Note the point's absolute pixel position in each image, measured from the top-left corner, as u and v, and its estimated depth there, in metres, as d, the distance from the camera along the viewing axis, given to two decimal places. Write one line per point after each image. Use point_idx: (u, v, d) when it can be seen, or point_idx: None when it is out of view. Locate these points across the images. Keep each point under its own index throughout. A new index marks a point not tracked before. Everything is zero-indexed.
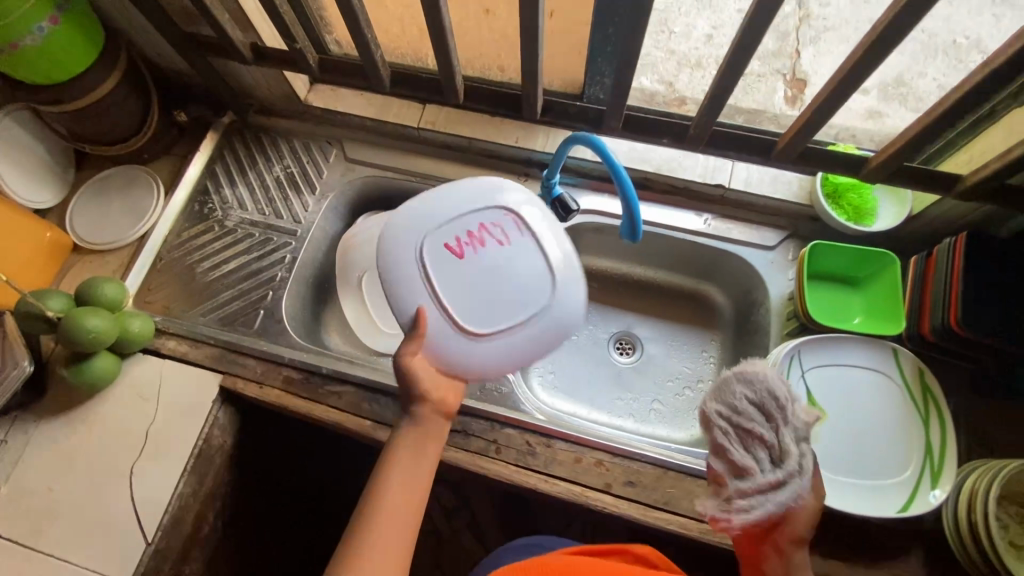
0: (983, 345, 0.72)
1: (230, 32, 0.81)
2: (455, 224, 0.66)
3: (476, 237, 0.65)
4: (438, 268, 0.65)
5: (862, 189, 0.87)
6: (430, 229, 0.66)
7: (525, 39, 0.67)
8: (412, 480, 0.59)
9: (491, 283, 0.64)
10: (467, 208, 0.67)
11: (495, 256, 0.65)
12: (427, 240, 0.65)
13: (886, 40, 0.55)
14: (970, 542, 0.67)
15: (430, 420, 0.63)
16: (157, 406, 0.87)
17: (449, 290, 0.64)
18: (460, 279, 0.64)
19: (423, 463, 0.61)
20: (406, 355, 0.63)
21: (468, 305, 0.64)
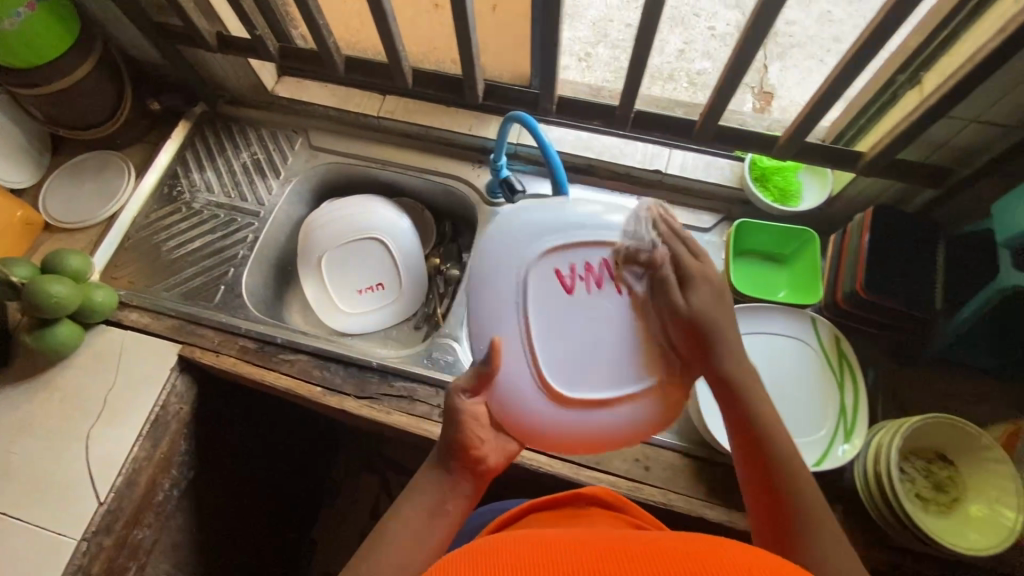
0: (884, 309, 0.78)
1: (195, 19, 0.87)
2: (576, 254, 0.64)
3: (594, 275, 0.63)
4: (542, 296, 0.63)
5: (786, 173, 0.93)
6: (547, 251, 0.64)
7: (457, 24, 0.74)
8: (426, 541, 0.54)
9: (595, 326, 0.63)
10: (597, 242, 0.64)
11: (605, 303, 0.63)
12: (541, 262, 0.63)
13: (772, 20, 0.62)
14: (876, 494, 0.72)
15: (466, 477, 0.58)
16: (117, 373, 0.91)
17: (552, 331, 0.63)
18: (568, 314, 0.63)
19: (442, 522, 0.56)
20: (467, 393, 0.59)
21: (564, 346, 0.63)
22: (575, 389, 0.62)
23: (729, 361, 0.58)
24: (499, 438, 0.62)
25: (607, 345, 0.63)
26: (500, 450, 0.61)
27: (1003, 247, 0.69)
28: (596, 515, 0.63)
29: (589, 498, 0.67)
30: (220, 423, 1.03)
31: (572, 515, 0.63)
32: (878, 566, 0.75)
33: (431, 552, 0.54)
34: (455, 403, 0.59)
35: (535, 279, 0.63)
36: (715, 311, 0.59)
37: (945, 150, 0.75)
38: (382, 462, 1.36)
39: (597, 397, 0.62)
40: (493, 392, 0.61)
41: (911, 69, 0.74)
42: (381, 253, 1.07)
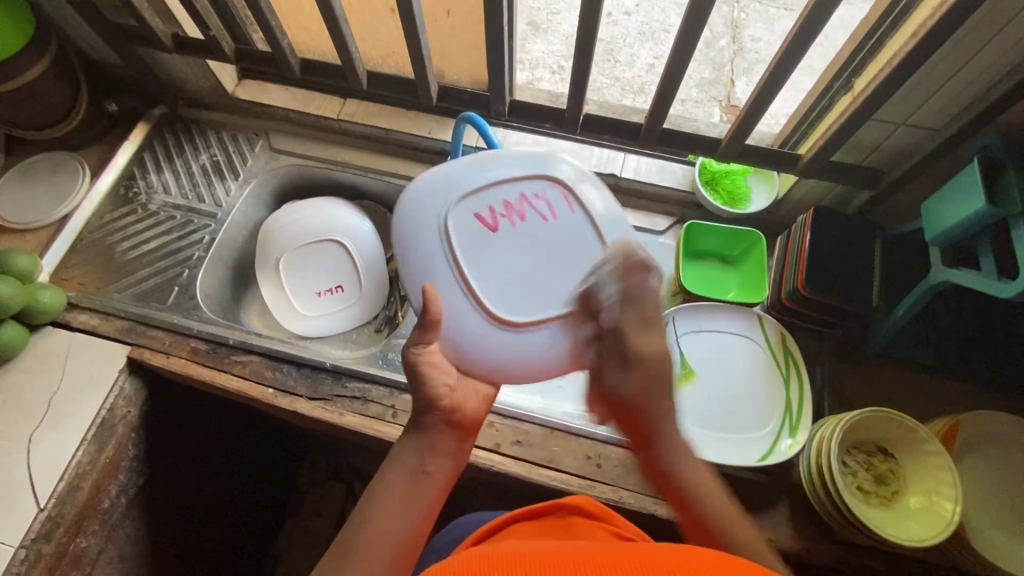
0: (826, 305, 0.80)
1: (149, 20, 0.88)
2: (493, 197, 0.72)
3: (514, 210, 0.72)
4: (472, 235, 0.70)
5: (735, 176, 0.95)
6: (466, 196, 0.71)
7: (407, 26, 0.76)
8: (416, 503, 0.55)
9: (522, 251, 0.70)
10: (508, 181, 0.73)
11: (532, 227, 0.71)
12: (460, 209, 0.71)
13: (704, 25, 0.65)
14: (819, 488, 0.72)
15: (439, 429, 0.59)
16: (62, 375, 0.89)
17: (481, 261, 0.70)
18: (493, 249, 0.70)
19: (428, 484, 0.57)
20: (418, 345, 0.61)
21: (489, 266, 0.70)
22: (511, 311, 0.69)
23: (666, 446, 0.57)
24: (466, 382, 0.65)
25: (536, 270, 0.70)
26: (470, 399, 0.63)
27: (934, 245, 0.71)
28: (582, 528, 0.63)
29: (573, 508, 0.67)
30: (173, 428, 1.00)
31: (556, 528, 0.63)
32: (825, 560, 0.76)
33: (420, 514, 0.55)
34: (411, 356, 0.61)
35: (456, 223, 0.70)
36: (647, 376, 0.57)
37: (878, 153, 0.78)
38: (348, 470, 1.33)
39: (533, 315, 0.69)
40: (444, 338, 0.67)
41: (844, 76, 0.77)
42: (341, 256, 1.07)
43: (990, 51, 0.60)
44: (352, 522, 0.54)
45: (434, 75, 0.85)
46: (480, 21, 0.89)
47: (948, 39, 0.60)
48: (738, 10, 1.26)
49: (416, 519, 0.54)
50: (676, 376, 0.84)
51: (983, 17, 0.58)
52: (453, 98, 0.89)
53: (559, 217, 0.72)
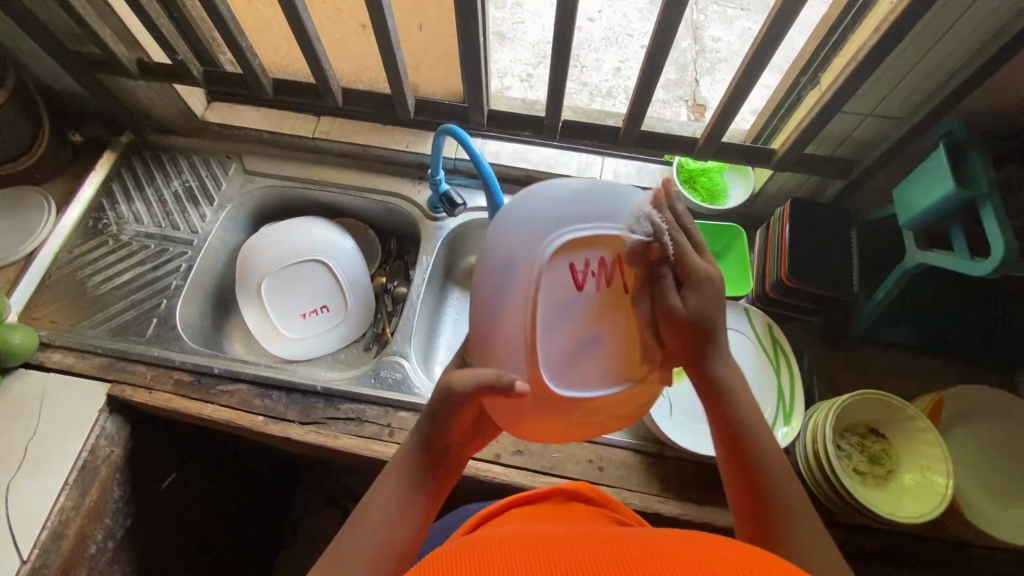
0: (809, 294, 0.82)
1: (113, 47, 0.87)
2: (586, 244, 0.51)
3: (607, 272, 0.52)
4: (548, 287, 0.51)
5: (711, 174, 0.97)
6: (563, 245, 0.51)
7: (380, 41, 0.76)
8: (408, 521, 0.54)
9: (572, 317, 0.51)
10: (604, 235, 0.51)
11: (608, 301, 0.52)
12: (553, 260, 0.51)
13: (674, 30, 0.66)
14: (817, 472, 0.74)
15: (438, 457, 0.58)
16: (39, 419, 0.84)
17: (552, 322, 0.51)
18: (578, 315, 0.51)
19: (425, 490, 0.56)
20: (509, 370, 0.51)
21: (557, 353, 0.52)
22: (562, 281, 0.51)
23: (721, 364, 0.57)
24: (477, 426, 0.61)
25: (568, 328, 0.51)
26: (476, 426, 0.61)
27: (907, 229, 0.74)
28: (575, 511, 0.62)
29: (571, 493, 0.66)
30: (161, 464, 0.96)
31: (548, 510, 0.62)
32: (830, 545, 0.78)
33: (422, 516, 0.55)
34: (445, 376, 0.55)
35: (546, 279, 0.51)
36: (705, 297, 0.55)
37: (847, 144, 0.81)
38: (341, 493, 1.29)
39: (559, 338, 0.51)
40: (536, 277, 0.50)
41: (810, 72, 0.80)
42: (324, 275, 1.05)
43: (944, 44, 0.64)
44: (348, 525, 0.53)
45: (410, 89, 0.85)
46: (451, 32, 0.89)
47: (911, 30, 0.63)
48: (697, 12, 1.27)
49: (412, 529, 0.54)
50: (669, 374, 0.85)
51: (941, 7, 0.60)
52: (430, 111, 0.88)
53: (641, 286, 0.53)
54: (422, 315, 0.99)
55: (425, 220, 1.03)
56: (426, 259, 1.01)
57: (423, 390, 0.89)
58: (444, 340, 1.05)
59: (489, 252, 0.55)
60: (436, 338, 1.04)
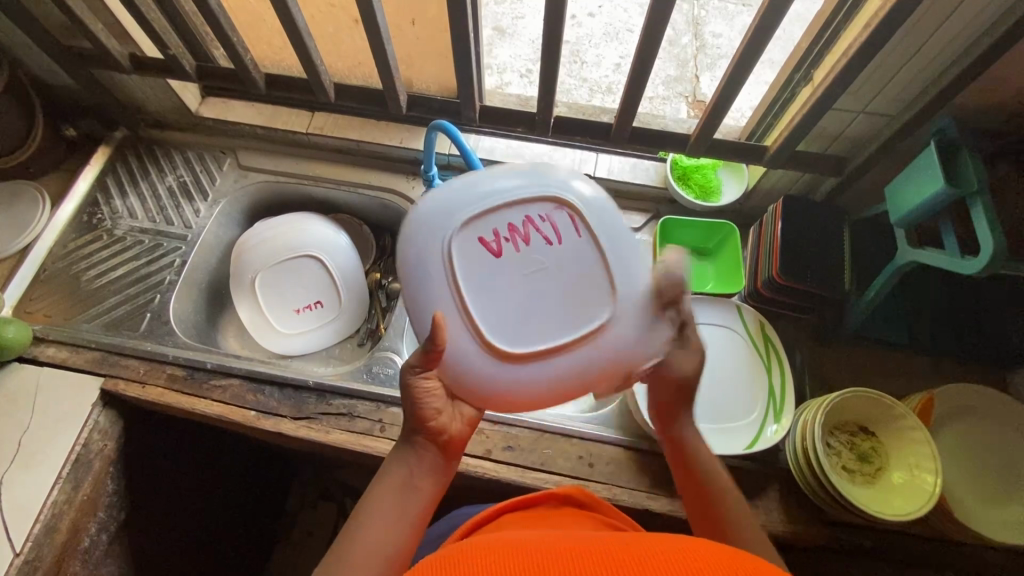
0: (801, 292, 0.82)
1: (105, 41, 0.86)
2: (497, 217, 0.61)
3: (518, 234, 0.61)
4: (469, 259, 0.60)
5: (705, 170, 0.97)
6: (468, 219, 0.60)
7: (371, 37, 0.76)
8: (404, 518, 0.55)
9: (501, 282, 0.60)
10: (510, 202, 0.61)
11: (537, 257, 0.60)
12: (463, 231, 0.60)
13: (665, 26, 0.66)
14: (805, 470, 0.74)
15: (422, 458, 0.59)
16: (33, 412, 0.85)
17: (481, 290, 0.60)
18: (498, 279, 0.60)
19: (414, 494, 0.57)
20: (417, 370, 0.58)
21: (494, 317, 0.59)
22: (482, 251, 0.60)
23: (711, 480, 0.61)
24: (454, 407, 0.61)
25: (501, 294, 0.60)
26: (458, 420, 0.61)
27: (900, 227, 0.74)
28: (571, 516, 0.64)
29: (563, 497, 0.68)
30: (154, 458, 0.97)
31: (544, 515, 0.63)
32: (819, 542, 0.78)
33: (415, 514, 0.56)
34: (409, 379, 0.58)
35: (461, 250, 0.60)
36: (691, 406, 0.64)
37: (840, 141, 0.80)
38: (337, 488, 1.29)
39: (492, 306, 0.59)
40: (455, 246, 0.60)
41: (803, 69, 0.79)
42: (318, 270, 1.05)
43: (936, 39, 0.63)
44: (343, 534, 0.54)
45: (401, 84, 0.85)
46: (445, 27, 0.88)
47: (902, 27, 0.62)
48: (699, 8, 1.25)
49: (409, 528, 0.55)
50: None
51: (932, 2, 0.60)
52: (423, 107, 0.88)
53: (565, 243, 0.61)
54: None
55: None
56: None
57: None
58: None
59: (402, 251, 0.61)
60: None
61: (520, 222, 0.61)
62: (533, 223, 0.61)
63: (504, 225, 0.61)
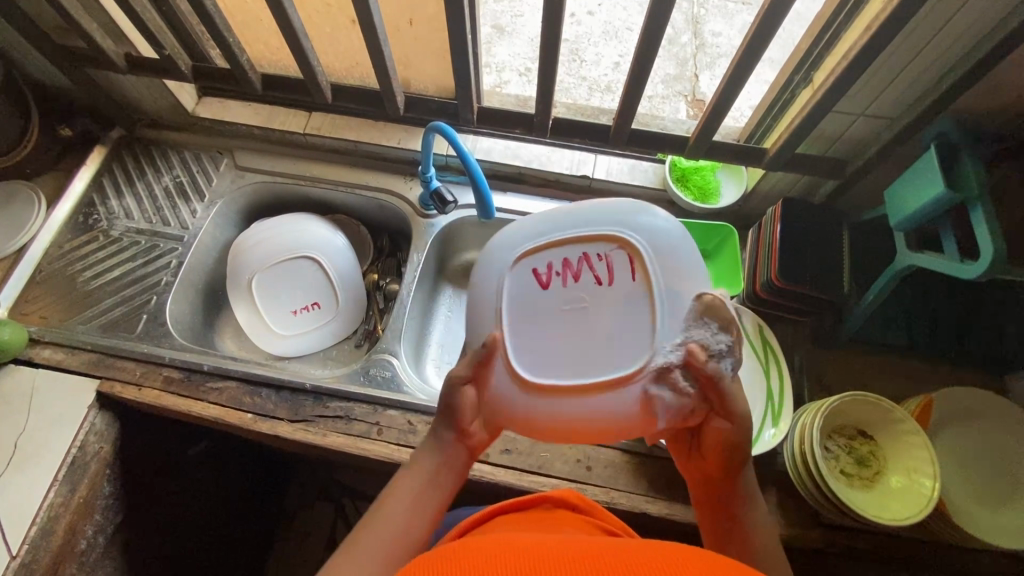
0: (799, 295, 0.82)
1: (100, 41, 0.86)
2: (552, 252, 0.61)
3: (571, 270, 0.60)
4: (519, 290, 0.60)
5: (704, 172, 0.96)
6: (524, 252, 0.61)
7: (368, 39, 0.76)
8: (423, 515, 0.56)
9: (546, 317, 0.59)
10: (575, 237, 0.61)
11: (586, 295, 0.59)
12: (518, 264, 0.61)
13: (664, 27, 0.65)
14: (804, 474, 0.74)
15: (450, 464, 0.60)
16: (28, 414, 0.85)
17: (525, 324, 0.59)
18: (545, 313, 0.59)
19: (437, 492, 0.58)
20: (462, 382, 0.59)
21: (532, 354, 0.59)
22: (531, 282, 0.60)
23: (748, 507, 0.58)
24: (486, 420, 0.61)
25: (544, 327, 0.59)
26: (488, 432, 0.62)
27: (899, 230, 0.73)
28: (563, 517, 0.63)
29: (556, 500, 0.67)
30: (151, 459, 0.97)
31: (536, 517, 0.62)
32: (816, 545, 0.78)
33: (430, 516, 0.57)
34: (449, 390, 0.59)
35: (512, 282, 0.61)
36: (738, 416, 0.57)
37: (840, 144, 0.80)
38: (336, 487, 1.29)
39: (535, 339, 0.59)
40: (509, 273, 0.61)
41: (803, 71, 0.79)
42: (315, 272, 1.05)
43: (935, 42, 0.63)
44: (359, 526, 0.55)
45: (399, 86, 0.85)
46: (442, 27, 0.88)
47: (902, 31, 0.62)
48: (698, 6, 1.25)
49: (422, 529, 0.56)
50: None
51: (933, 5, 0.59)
52: (420, 108, 0.88)
53: (615, 287, 0.59)
54: (413, 313, 0.99)
55: (416, 217, 1.02)
56: (417, 256, 1.00)
57: (412, 389, 0.89)
58: (435, 337, 1.05)
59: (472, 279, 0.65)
60: (427, 335, 1.04)
61: (577, 257, 0.60)
62: (590, 262, 0.60)
63: (558, 261, 0.60)
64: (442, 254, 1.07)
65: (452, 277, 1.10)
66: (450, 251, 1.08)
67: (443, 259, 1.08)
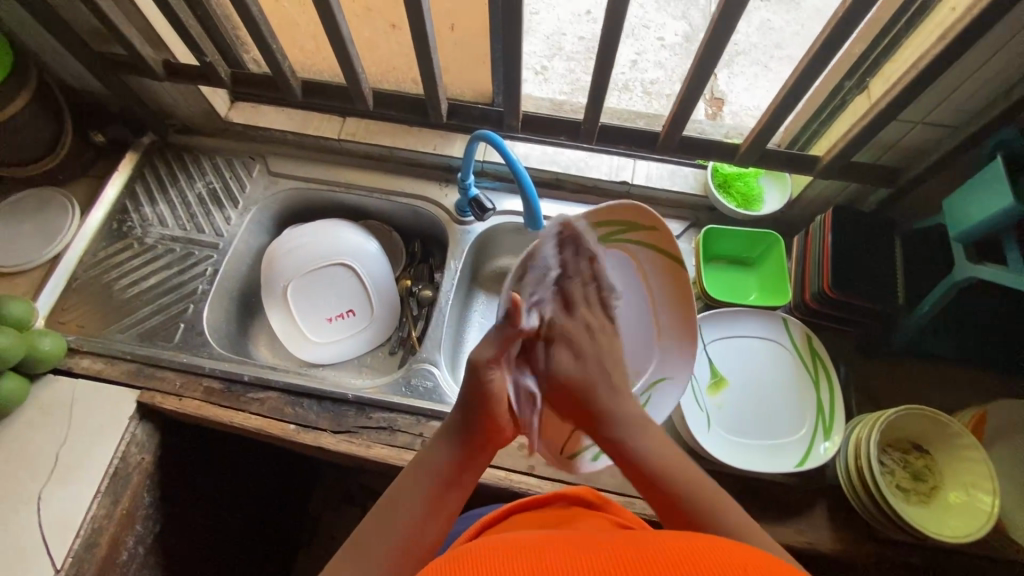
0: (851, 306, 0.80)
1: (140, 47, 0.85)
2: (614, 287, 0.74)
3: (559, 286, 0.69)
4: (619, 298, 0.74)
5: (747, 178, 0.95)
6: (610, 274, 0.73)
7: (418, 47, 0.75)
8: (438, 512, 0.57)
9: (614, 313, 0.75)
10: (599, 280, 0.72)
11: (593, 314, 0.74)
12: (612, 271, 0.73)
13: (727, 38, 0.64)
14: (861, 490, 0.72)
15: (468, 460, 0.61)
16: (69, 425, 0.84)
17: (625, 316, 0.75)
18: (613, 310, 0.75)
19: (453, 492, 0.59)
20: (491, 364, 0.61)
21: (633, 328, 0.76)
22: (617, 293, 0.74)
23: (618, 427, 0.61)
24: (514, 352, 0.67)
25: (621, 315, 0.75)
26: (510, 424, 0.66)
27: (957, 242, 0.72)
28: (580, 516, 0.61)
29: (572, 498, 0.65)
30: (186, 468, 0.96)
31: (554, 516, 0.60)
32: (869, 560, 0.76)
33: (440, 527, 0.57)
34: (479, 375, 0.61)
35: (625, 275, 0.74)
36: (589, 369, 0.66)
37: (895, 151, 0.78)
38: (361, 492, 1.27)
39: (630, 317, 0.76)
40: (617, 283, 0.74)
41: (857, 77, 0.77)
42: (350, 279, 1.04)
43: (1011, 51, 0.61)
44: (367, 523, 0.56)
45: (443, 93, 0.84)
46: (485, 33, 0.87)
47: (976, 42, 0.60)
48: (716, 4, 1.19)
49: (432, 539, 0.56)
50: (706, 385, 0.84)
51: (1015, 15, 0.57)
52: (462, 115, 0.87)
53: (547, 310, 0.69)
54: (451, 322, 0.98)
55: (451, 223, 1.01)
56: (454, 264, 0.99)
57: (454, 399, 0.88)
58: (470, 345, 1.04)
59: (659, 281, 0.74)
60: (462, 343, 1.03)
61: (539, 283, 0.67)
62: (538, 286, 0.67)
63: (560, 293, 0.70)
64: (477, 260, 1.05)
65: (486, 283, 1.08)
66: (484, 257, 1.07)
67: (477, 265, 1.07)
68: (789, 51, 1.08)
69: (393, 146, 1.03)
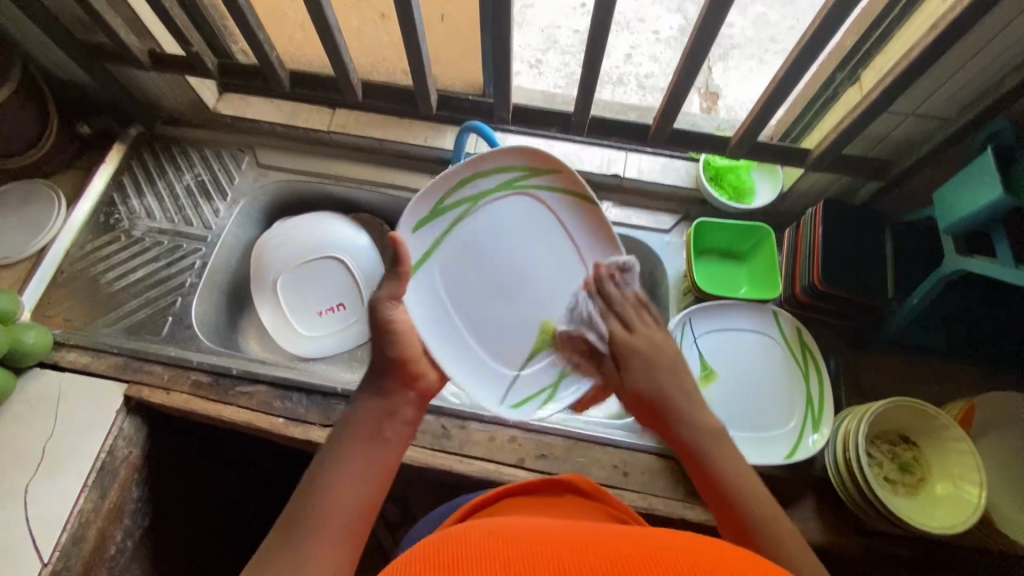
0: (841, 299, 0.80)
1: (125, 37, 0.84)
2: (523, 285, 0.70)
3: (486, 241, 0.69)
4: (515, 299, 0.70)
5: (738, 171, 0.95)
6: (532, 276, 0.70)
7: (406, 37, 0.74)
8: (371, 470, 0.52)
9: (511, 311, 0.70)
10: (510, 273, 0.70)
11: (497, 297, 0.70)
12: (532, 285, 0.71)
13: (717, 29, 0.63)
14: (849, 482, 0.73)
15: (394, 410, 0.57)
16: (55, 419, 0.83)
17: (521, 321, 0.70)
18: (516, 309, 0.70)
19: (382, 445, 0.54)
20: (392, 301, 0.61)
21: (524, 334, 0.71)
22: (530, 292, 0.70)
23: (687, 426, 0.58)
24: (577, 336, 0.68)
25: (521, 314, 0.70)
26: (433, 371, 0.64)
27: (947, 234, 0.72)
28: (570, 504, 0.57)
29: (566, 484, 0.62)
30: (175, 462, 0.95)
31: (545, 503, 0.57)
32: (856, 553, 0.77)
33: (374, 484, 0.51)
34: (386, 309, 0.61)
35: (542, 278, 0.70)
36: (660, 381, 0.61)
37: (886, 143, 0.78)
38: None
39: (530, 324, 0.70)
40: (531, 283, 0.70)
41: (849, 67, 0.76)
42: (340, 272, 1.03)
43: (1000, 42, 0.60)
44: (296, 495, 0.49)
45: (433, 84, 0.83)
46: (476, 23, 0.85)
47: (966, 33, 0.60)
48: None
49: (366, 499, 0.50)
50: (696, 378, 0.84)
51: (1005, 7, 0.57)
52: (452, 106, 0.85)
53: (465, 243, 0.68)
54: None
55: None
56: None
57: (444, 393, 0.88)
58: None
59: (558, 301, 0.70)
60: None
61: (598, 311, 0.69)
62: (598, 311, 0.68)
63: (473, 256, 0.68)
64: None
65: None
66: None
67: None
68: (785, 44, 1.07)
69: (384, 138, 1.02)
